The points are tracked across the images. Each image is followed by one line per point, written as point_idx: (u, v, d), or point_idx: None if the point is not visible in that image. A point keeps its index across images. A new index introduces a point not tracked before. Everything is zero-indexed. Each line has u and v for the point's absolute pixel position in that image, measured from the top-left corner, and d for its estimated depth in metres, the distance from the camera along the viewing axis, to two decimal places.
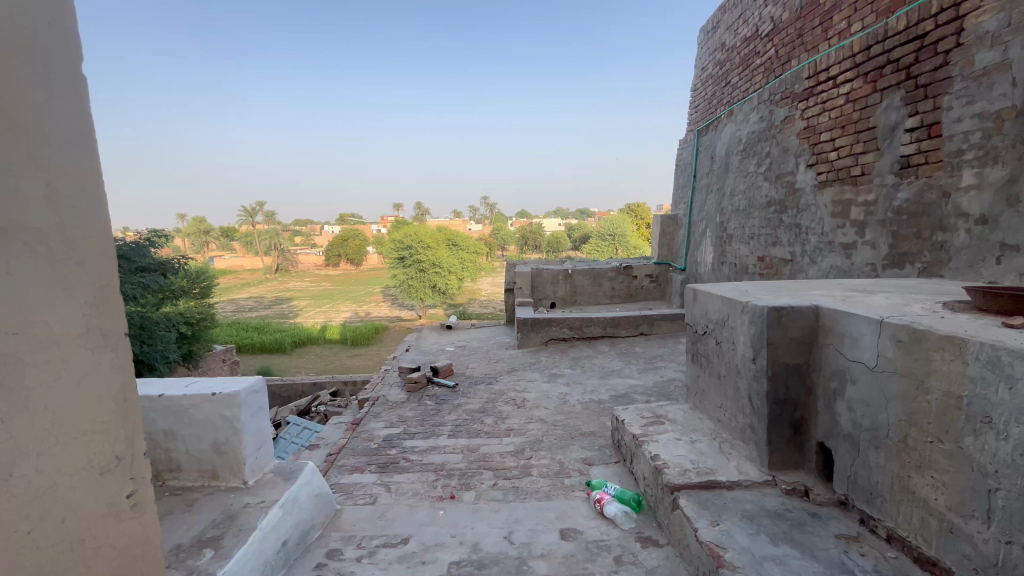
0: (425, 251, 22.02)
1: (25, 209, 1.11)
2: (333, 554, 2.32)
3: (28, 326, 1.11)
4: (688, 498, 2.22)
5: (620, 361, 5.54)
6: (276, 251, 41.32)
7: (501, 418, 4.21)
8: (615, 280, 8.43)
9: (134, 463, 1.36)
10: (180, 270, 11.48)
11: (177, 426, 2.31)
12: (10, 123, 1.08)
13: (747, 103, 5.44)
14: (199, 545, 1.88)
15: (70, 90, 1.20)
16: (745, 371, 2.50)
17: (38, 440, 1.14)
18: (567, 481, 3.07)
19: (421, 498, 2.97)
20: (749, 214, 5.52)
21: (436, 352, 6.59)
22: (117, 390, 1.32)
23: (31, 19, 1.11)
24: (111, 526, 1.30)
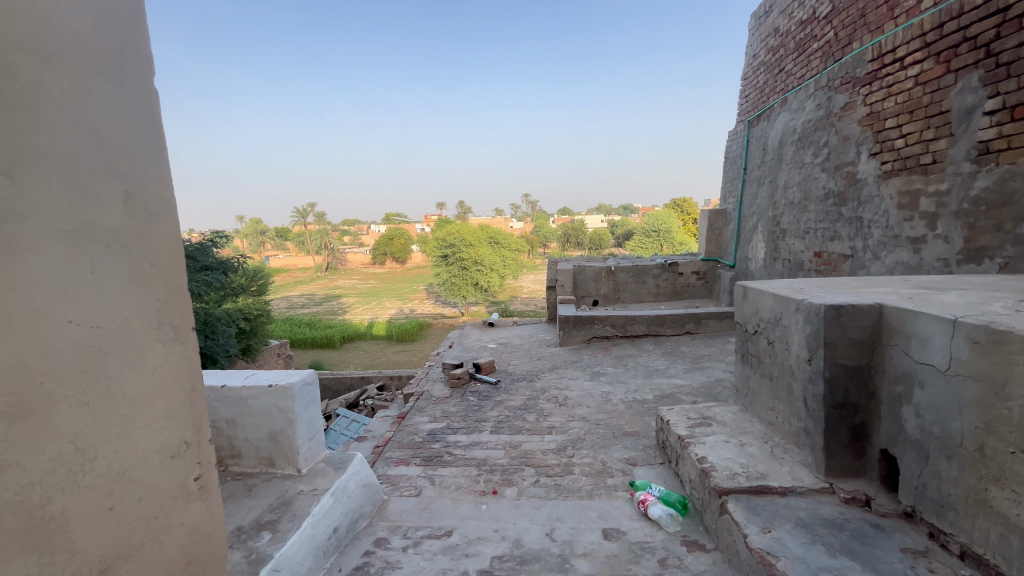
0: (467, 249, 22.27)
1: (107, 213, 1.21)
2: (380, 542, 2.40)
3: (110, 320, 1.21)
4: (737, 503, 2.15)
5: (665, 361, 5.41)
6: (326, 251, 43.09)
7: (543, 415, 4.22)
8: (660, 277, 8.22)
9: (200, 449, 1.47)
10: (239, 269, 12.15)
11: (238, 415, 2.45)
12: (94, 135, 1.18)
13: (803, 90, 5.16)
14: (258, 528, 2.01)
15: (143, 102, 1.30)
16: (800, 373, 2.38)
17: (119, 425, 1.24)
18: (610, 481, 3.03)
19: (465, 492, 3.02)
20: (805, 207, 5.23)
21: (478, 349, 6.67)
22: (185, 379, 1.42)
23: (109, 38, 1.21)
24: (181, 506, 1.41)
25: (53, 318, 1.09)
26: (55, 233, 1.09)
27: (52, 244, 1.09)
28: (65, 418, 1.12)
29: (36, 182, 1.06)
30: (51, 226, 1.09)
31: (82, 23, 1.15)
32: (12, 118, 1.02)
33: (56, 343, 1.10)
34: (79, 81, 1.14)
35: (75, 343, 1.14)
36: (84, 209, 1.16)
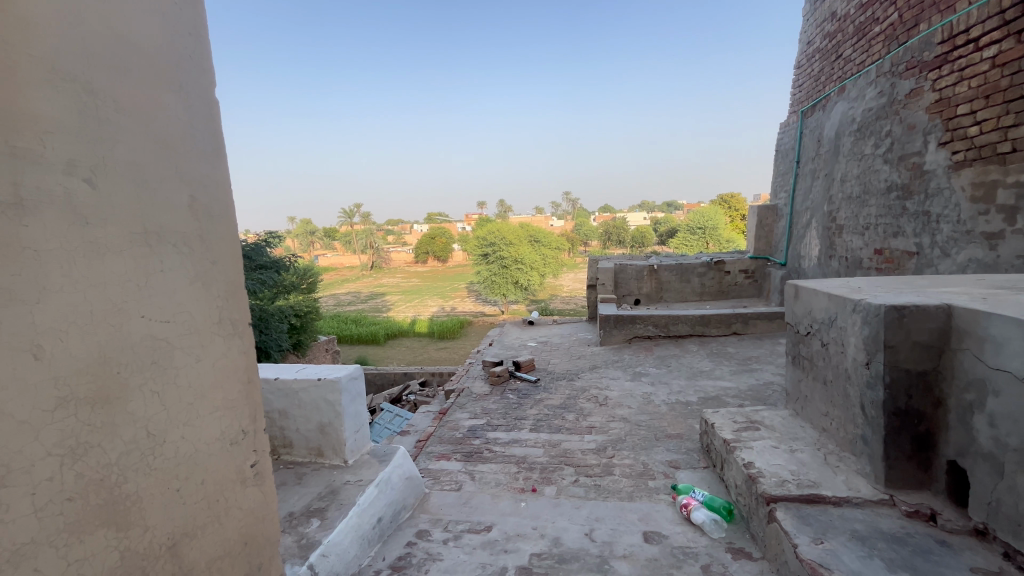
0: (508, 248, 22.37)
1: (174, 217, 1.30)
2: (422, 534, 2.46)
3: (177, 315, 1.31)
4: (786, 511, 2.06)
5: (710, 362, 5.25)
6: (371, 250, 44.43)
7: (582, 415, 4.18)
8: (705, 275, 7.96)
9: (255, 437, 1.56)
10: (290, 268, 12.72)
11: (289, 407, 2.58)
12: (164, 144, 1.27)
13: (864, 77, 4.86)
14: (308, 515, 2.11)
15: (205, 111, 1.39)
16: (857, 377, 2.25)
17: (184, 413, 1.34)
18: (652, 483, 2.97)
19: (504, 489, 3.05)
20: (864, 201, 4.93)
21: (518, 347, 6.70)
22: (242, 372, 1.51)
23: (176, 53, 1.31)
24: (239, 490, 1.50)
25: (128, 313, 1.19)
26: (129, 235, 1.19)
27: (126, 245, 1.18)
28: (138, 405, 1.22)
29: (112, 188, 1.15)
30: (126, 229, 1.18)
31: (153, 40, 1.24)
32: (93, 130, 1.11)
33: (130, 336, 1.19)
34: (149, 93, 1.23)
35: (147, 335, 1.23)
36: (155, 212, 1.25)
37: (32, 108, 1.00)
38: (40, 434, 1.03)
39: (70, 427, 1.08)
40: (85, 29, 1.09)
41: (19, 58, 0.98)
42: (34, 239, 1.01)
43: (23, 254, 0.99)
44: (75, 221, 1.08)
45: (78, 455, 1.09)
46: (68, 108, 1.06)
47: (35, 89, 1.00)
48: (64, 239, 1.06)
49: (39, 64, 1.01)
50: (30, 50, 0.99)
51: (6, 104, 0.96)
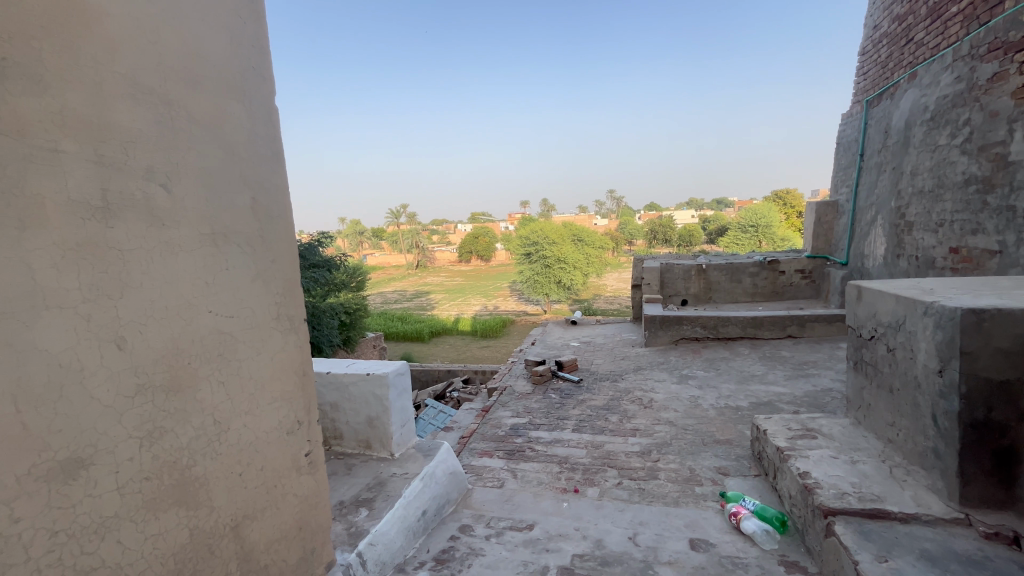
0: (551, 247, 22.28)
1: (238, 219, 1.39)
2: (465, 529, 2.51)
3: (241, 311, 1.40)
4: (846, 526, 1.94)
5: (762, 367, 5.02)
6: (417, 250, 45.49)
7: (626, 417, 4.11)
8: (758, 276, 7.62)
9: (310, 428, 1.65)
10: (341, 266, 13.21)
11: (341, 400, 2.69)
12: (230, 150, 1.36)
13: (939, 61, 4.51)
14: (357, 504, 2.19)
15: (266, 118, 1.47)
16: (928, 386, 2.09)
17: (246, 402, 1.42)
18: (699, 490, 2.88)
19: (546, 488, 3.05)
20: (938, 196, 4.57)
21: (561, 346, 6.67)
22: (298, 365, 1.59)
23: (241, 64, 1.39)
24: (294, 477, 1.58)
25: (197, 308, 1.28)
26: (198, 235, 1.28)
27: (197, 244, 1.27)
28: (206, 394, 1.31)
29: (184, 192, 1.24)
30: (196, 230, 1.27)
31: (221, 53, 1.33)
32: (168, 138, 1.20)
33: (199, 329, 1.28)
34: (216, 103, 1.32)
35: (214, 330, 1.32)
36: (221, 214, 1.34)
37: (115, 119, 1.09)
38: (122, 417, 1.12)
39: (147, 413, 1.17)
40: (161, 46, 1.18)
41: (106, 75, 1.07)
42: (118, 240, 1.10)
43: (109, 254, 1.08)
44: (152, 222, 1.17)
45: (154, 438, 1.18)
46: (146, 119, 1.16)
47: (119, 103, 1.10)
48: (143, 240, 1.15)
49: (122, 79, 1.10)
50: (115, 67, 1.09)
51: (95, 117, 1.06)
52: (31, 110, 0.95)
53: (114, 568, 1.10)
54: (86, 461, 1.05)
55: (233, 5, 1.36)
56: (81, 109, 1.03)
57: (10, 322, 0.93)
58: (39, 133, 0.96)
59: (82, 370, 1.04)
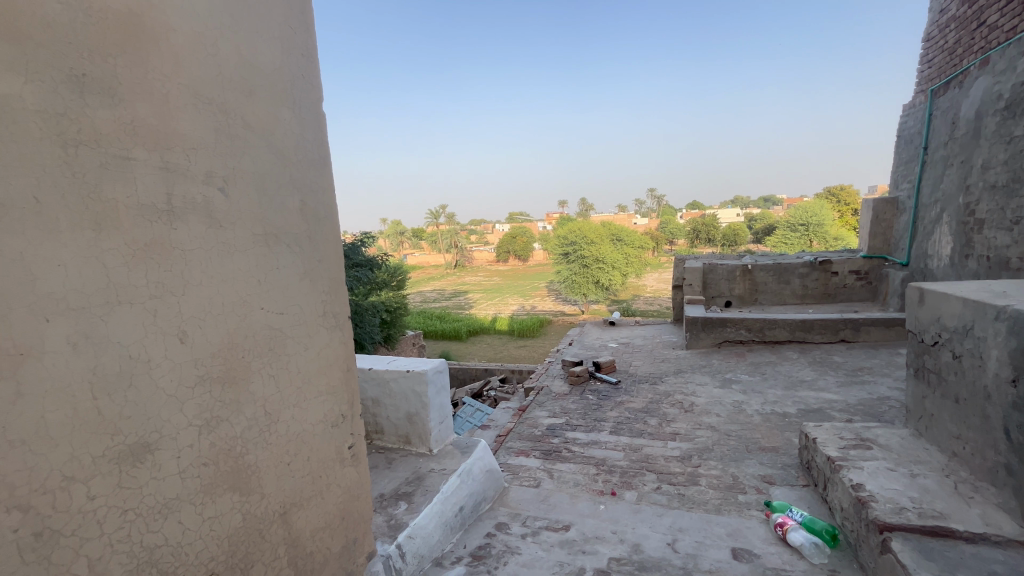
0: (589, 247, 22.03)
1: (288, 220, 1.46)
2: (501, 527, 2.53)
3: (290, 308, 1.47)
4: (904, 543, 1.84)
5: (812, 372, 4.79)
6: (456, 250, 46.11)
7: (666, 420, 4.02)
8: (808, 277, 7.27)
9: (353, 422, 1.71)
10: (383, 266, 13.57)
11: (381, 396, 2.77)
12: (282, 155, 1.43)
13: (1015, 45, 4.17)
14: (397, 497, 2.25)
15: (314, 123, 1.54)
16: (999, 397, 1.94)
17: (295, 395, 1.49)
18: (742, 498, 2.79)
19: (582, 490, 3.03)
20: (1013, 191, 4.23)
21: (599, 347, 6.59)
22: (342, 361, 1.66)
23: (291, 73, 1.46)
24: (338, 469, 1.65)
25: (251, 305, 1.35)
26: (252, 236, 1.35)
27: (251, 245, 1.35)
28: (257, 386, 1.38)
29: (239, 195, 1.31)
30: (250, 230, 1.35)
31: (273, 62, 1.40)
32: (225, 145, 1.28)
33: (252, 325, 1.36)
34: (269, 110, 1.39)
35: (265, 325, 1.40)
36: (273, 216, 1.41)
37: (180, 128, 1.17)
38: (184, 406, 1.20)
39: (205, 402, 1.25)
40: (220, 58, 1.26)
41: (171, 87, 1.15)
42: (181, 240, 1.18)
43: (172, 253, 1.16)
44: (211, 223, 1.25)
45: (212, 427, 1.26)
46: (206, 127, 1.23)
47: (183, 112, 1.18)
48: (204, 240, 1.23)
49: (185, 90, 1.18)
50: (178, 79, 1.17)
51: (162, 126, 1.13)
52: (106, 121, 1.03)
53: (175, 546, 1.18)
54: (152, 446, 1.13)
55: (286, 17, 1.43)
56: (149, 119, 1.11)
57: (88, 315, 1.02)
58: (113, 142, 1.04)
59: (149, 361, 1.12)
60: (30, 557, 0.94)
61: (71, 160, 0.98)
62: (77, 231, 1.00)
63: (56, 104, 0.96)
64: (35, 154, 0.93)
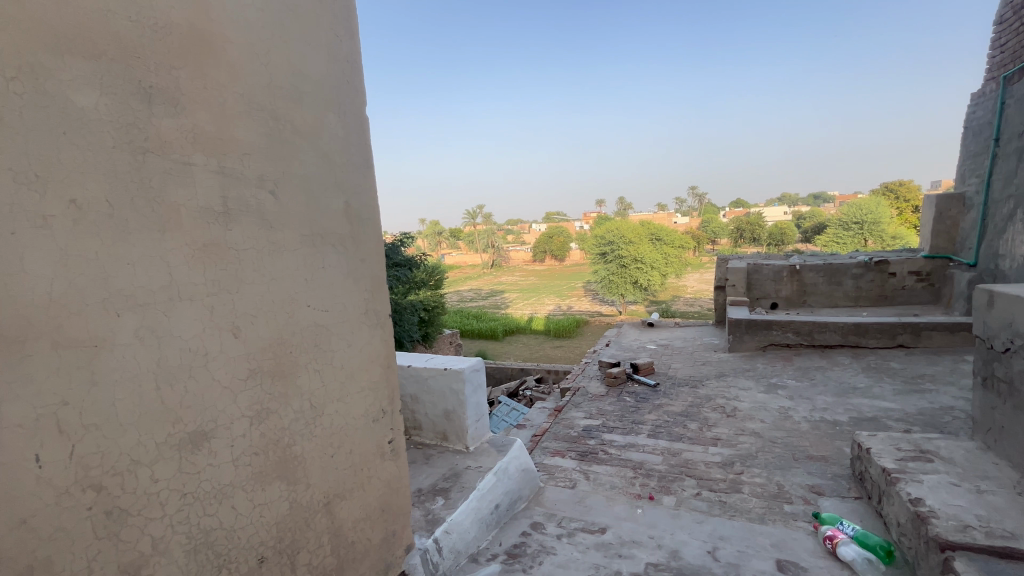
0: (627, 246, 21.66)
1: (334, 221, 1.51)
2: (536, 526, 2.53)
3: (334, 306, 1.53)
4: (968, 564, 1.71)
5: (866, 379, 4.53)
6: (492, 250, 46.47)
7: (707, 425, 3.91)
8: (862, 278, 6.89)
9: (393, 417, 1.75)
10: (421, 266, 13.83)
11: (419, 392, 2.82)
12: (327, 159, 1.49)
13: None
14: (434, 493, 2.29)
15: (358, 127, 1.59)
16: None
17: (339, 389, 1.55)
18: (788, 508, 2.67)
19: (619, 492, 2.99)
20: None
21: (637, 349, 6.47)
22: (384, 358, 1.71)
23: (336, 79, 1.51)
24: (379, 462, 1.70)
25: (299, 302, 1.42)
26: (300, 237, 1.41)
27: (299, 245, 1.41)
28: (304, 381, 1.44)
29: (289, 197, 1.37)
30: (298, 231, 1.41)
31: (320, 69, 1.46)
32: (276, 150, 1.34)
33: (299, 321, 1.42)
34: (317, 116, 1.45)
35: (312, 322, 1.46)
36: (319, 217, 1.47)
37: (235, 135, 1.24)
38: (237, 397, 1.27)
39: (256, 395, 1.31)
40: (271, 67, 1.32)
41: (227, 96, 1.22)
42: (235, 241, 1.25)
43: (227, 253, 1.23)
44: (263, 224, 1.31)
45: (262, 418, 1.33)
46: (258, 132, 1.30)
47: (238, 120, 1.25)
48: (256, 241, 1.30)
49: (240, 98, 1.25)
50: (235, 89, 1.23)
51: (220, 133, 1.20)
52: (171, 129, 1.11)
53: (229, 530, 1.25)
54: (209, 434, 1.20)
55: (332, 25, 1.49)
56: (208, 127, 1.18)
57: (153, 310, 1.09)
58: (176, 149, 1.12)
59: (206, 355, 1.19)
60: (102, 533, 1.02)
61: (140, 166, 1.06)
62: (145, 233, 1.07)
63: (127, 115, 1.04)
64: (109, 161, 1.01)
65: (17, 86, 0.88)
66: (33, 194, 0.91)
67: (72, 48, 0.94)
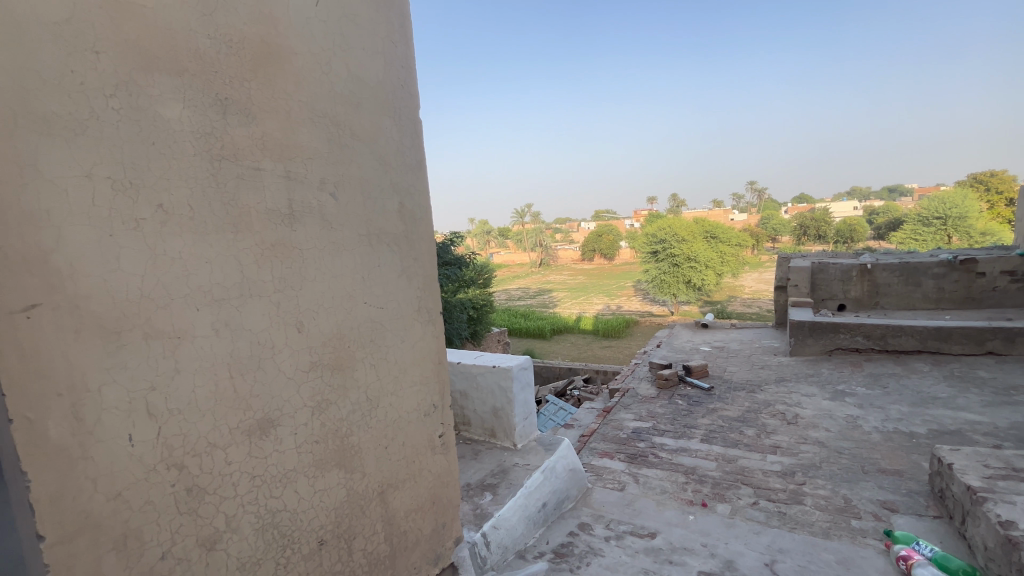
0: (681, 244, 20.92)
1: (389, 221, 1.57)
2: (584, 527, 2.52)
3: (389, 303, 1.59)
4: None
5: (949, 388, 4.16)
6: (541, 249, 46.44)
7: (766, 432, 3.72)
8: (945, 278, 6.31)
9: (443, 412, 1.80)
10: (470, 264, 14.03)
11: (468, 389, 2.87)
12: (384, 162, 1.55)
13: None
14: (482, 488, 2.33)
15: (412, 130, 1.64)
16: None
17: (393, 383, 1.61)
18: (856, 523, 2.50)
19: (670, 497, 2.91)
20: None
21: (689, 351, 6.25)
22: (435, 354, 1.76)
23: (391, 84, 1.57)
24: (429, 455, 1.75)
25: (356, 299, 1.48)
26: (358, 236, 1.48)
27: (357, 244, 1.48)
28: (361, 374, 1.51)
29: (348, 199, 1.44)
30: (357, 231, 1.47)
31: (376, 75, 1.52)
32: (336, 154, 1.41)
33: (356, 317, 1.49)
34: (373, 120, 1.52)
35: (368, 318, 1.52)
36: (376, 218, 1.53)
37: (299, 140, 1.31)
38: (301, 388, 1.35)
39: (317, 386, 1.39)
40: (332, 75, 1.39)
41: (293, 104, 1.29)
42: (299, 241, 1.32)
43: (292, 253, 1.31)
44: (325, 225, 1.38)
45: (323, 408, 1.40)
46: (319, 138, 1.36)
47: (302, 126, 1.32)
48: (318, 240, 1.37)
49: (304, 106, 1.32)
50: (299, 97, 1.31)
51: (286, 140, 1.28)
52: (243, 137, 1.19)
53: (293, 512, 1.33)
54: (275, 421, 1.29)
55: (387, 32, 1.54)
56: (276, 134, 1.26)
57: (227, 305, 1.18)
58: (248, 156, 1.20)
59: (273, 348, 1.28)
60: (183, 508, 1.12)
61: (216, 172, 1.15)
62: (220, 233, 1.16)
63: (206, 125, 1.13)
64: (190, 168, 1.10)
65: (115, 103, 0.98)
66: (127, 200, 1.01)
67: (159, 66, 1.04)
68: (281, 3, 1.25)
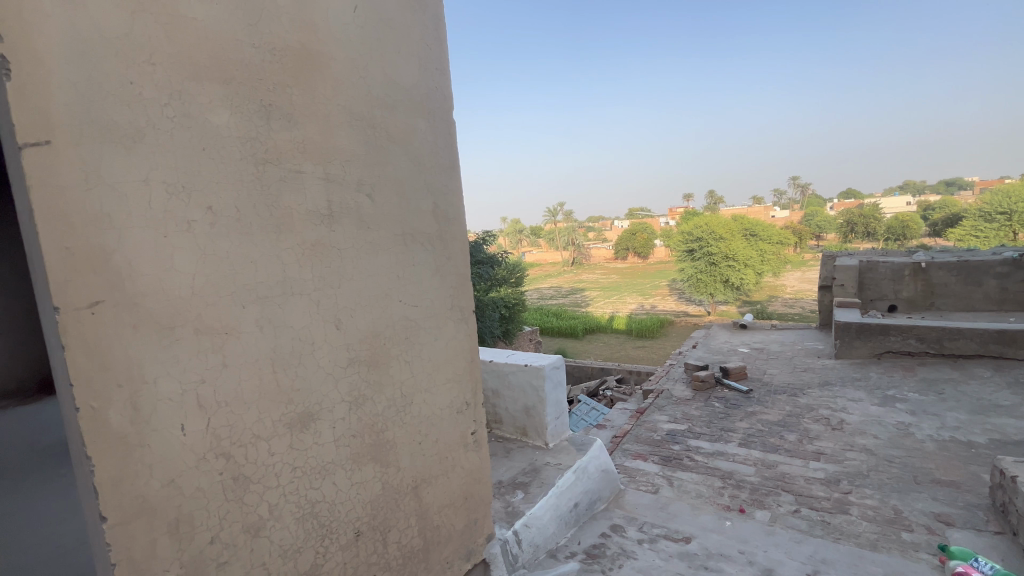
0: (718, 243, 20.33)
1: (423, 221, 1.60)
2: (616, 528, 2.49)
3: (423, 301, 1.62)
4: None
5: (1013, 395, 3.88)
6: (573, 247, 46.16)
7: (809, 437, 3.58)
8: (1009, 278, 5.89)
9: (475, 409, 1.82)
10: (503, 263, 14.09)
11: (500, 387, 2.89)
12: (418, 162, 1.58)
13: None
14: (514, 486, 2.34)
15: (445, 130, 1.66)
16: None
17: (426, 379, 1.64)
18: (906, 536, 2.37)
19: (706, 502, 2.84)
20: None
21: (727, 352, 6.07)
22: (467, 352, 1.78)
23: (425, 85, 1.59)
24: (462, 452, 1.77)
25: (391, 297, 1.52)
26: (393, 236, 1.51)
27: (392, 244, 1.51)
28: (396, 370, 1.55)
29: (384, 200, 1.48)
30: (392, 231, 1.51)
31: (411, 78, 1.55)
32: (372, 156, 1.44)
33: (392, 315, 1.52)
34: (408, 122, 1.54)
35: (403, 316, 1.56)
36: (411, 218, 1.56)
37: (338, 143, 1.35)
38: (339, 383, 1.39)
39: (354, 382, 1.43)
40: (368, 79, 1.43)
41: (332, 108, 1.34)
42: (337, 240, 1.36)
43: (331, 252, 1.35)
44: (362, 226, 1.42)
45: (359, 403, 1.44)
46: (357, 141, 1.40)
47: (340, 130, 1.36)
48: (355, 240, 1.41)
49: (342, 110, 1.36)
50: (338, 102, 1.35)
51: (326, 143, 1.33)
52: (286, 141, 1.24)
53: (331, 503, 1.37)
54: (315, 415, 1.33)
55: (422, 35, 1.56)
56: (315, 137, 1.30)
57: (271, 303, 1.23)
58: (289, 160, 1.25)
59: (313, 344, 1.32)
60: (231, 495, 1.17)
61: (261, 175, 1.20)
62: (264, 233, 1.21)
63: (251, 130, 1.18)
64: (237, 172, 1.16)
65: (170, 111, 1.04)
66: (180, 202, 1.07)
67: (208, 75, 1.09)
68: (320, 10, 1.29)
